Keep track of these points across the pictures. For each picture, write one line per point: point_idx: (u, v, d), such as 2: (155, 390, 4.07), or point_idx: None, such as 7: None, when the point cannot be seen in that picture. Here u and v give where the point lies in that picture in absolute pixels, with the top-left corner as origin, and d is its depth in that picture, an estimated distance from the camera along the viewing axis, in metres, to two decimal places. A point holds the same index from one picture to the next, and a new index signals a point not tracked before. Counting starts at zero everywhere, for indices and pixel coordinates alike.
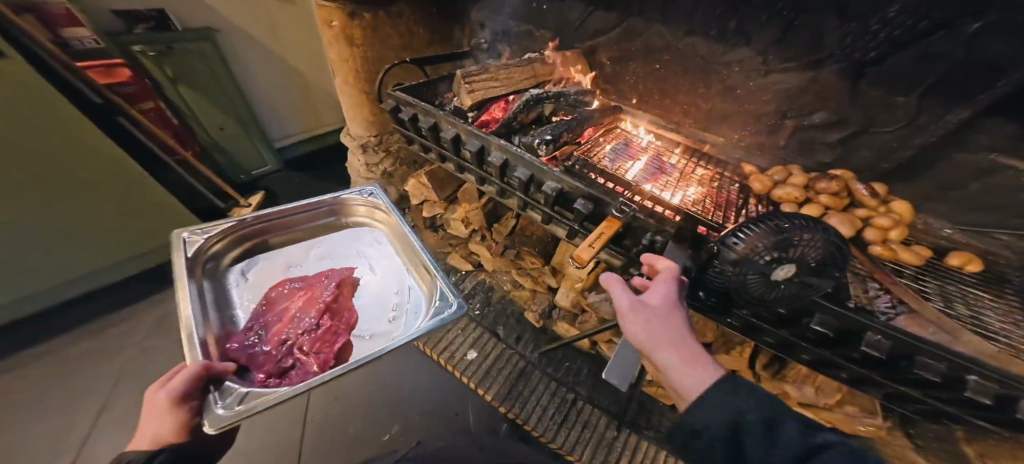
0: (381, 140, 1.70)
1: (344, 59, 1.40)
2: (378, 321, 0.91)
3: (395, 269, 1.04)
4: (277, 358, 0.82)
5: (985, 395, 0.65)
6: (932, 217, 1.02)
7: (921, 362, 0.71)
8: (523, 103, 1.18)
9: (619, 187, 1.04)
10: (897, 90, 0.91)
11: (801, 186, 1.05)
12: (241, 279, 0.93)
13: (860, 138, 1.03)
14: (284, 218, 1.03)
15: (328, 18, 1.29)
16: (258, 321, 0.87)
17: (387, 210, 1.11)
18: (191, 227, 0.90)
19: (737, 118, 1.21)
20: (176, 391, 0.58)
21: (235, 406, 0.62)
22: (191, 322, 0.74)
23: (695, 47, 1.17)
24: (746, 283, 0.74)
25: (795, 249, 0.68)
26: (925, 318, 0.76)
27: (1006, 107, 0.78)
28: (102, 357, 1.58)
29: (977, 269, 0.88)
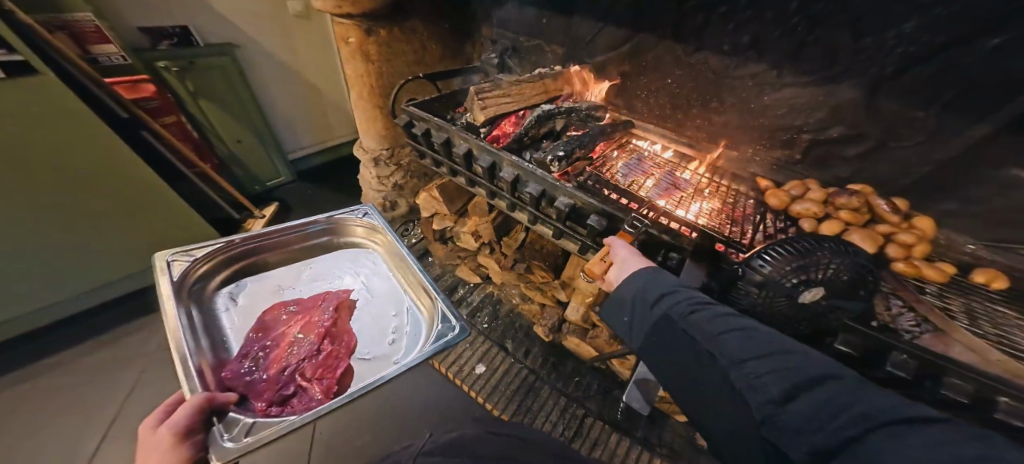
0: (392, 153, 1.75)
1: (360, 74, 1.47)
2: (378, 344, 0.99)
3: (392, 289, 1.12)
4: (279, 385, 0.87)
5: (1018, 418, 0.62)
6: (954, 232, 0.96)
7: (948, 382, 0.70)
8: (535, 119, 1.20)
9: (632, 202, 1.01)
10: (917, 104, 0.87)
11: (819, 201, 0.99)
12: (232, 306, 0.98)
13: (878, 153, 0.98)
14: (275, 240, 1.09)
15: (345, 34, 1.36)
16: (251, 348, 0.92)
17: (384, 232, 1.18)
18: (175, 250, 0.95)
19: (751, 133, 1.18)
20: (180, 424, 0.63)
21: (240, 439, 0.68)
22: (182, 348, 0.79)
23: (707, 63, 1.16)
24: (770, 308, 0.70)
25: (826, 271, 0.65)
26: (950, 338, 0.73)
27: None
28: (121, 365, 1.68)
29: (1002, 287, 0.84)
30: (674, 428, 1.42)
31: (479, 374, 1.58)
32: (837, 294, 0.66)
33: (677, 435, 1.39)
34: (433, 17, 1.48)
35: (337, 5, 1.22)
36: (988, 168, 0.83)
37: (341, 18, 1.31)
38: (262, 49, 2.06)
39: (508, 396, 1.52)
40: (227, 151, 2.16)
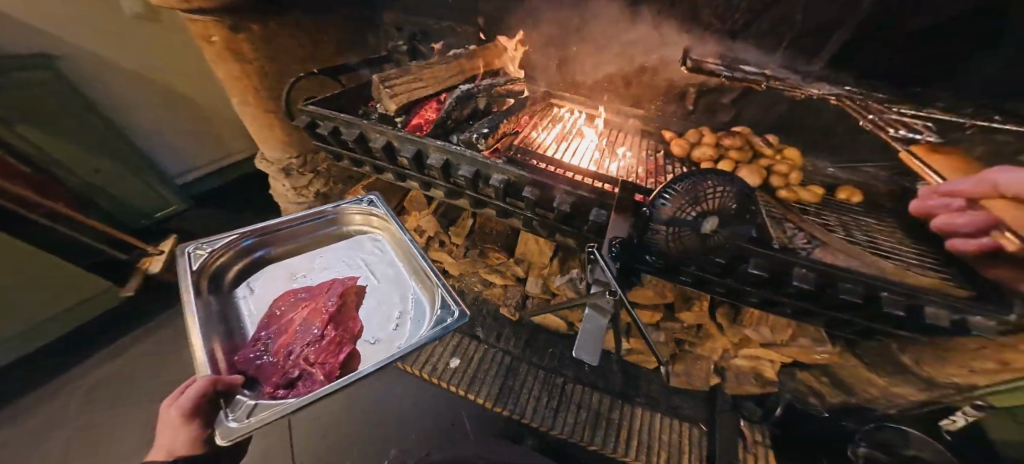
0: (305, 160, 1.57)
1: (236, 76, 1.21)
2: (383, 328, 0.89)
3: (399, 276, 1.02)
4: (286, 369, 0.77)
5: (898, 308, 0.80)
6: (817, 159, 1.19)
7: (800, 275, 0.85)
8: (454, 101, 1.14)
9: (563, 170, 1.06)
10: (766, 49, 1.05)
11: (713, 144, 1.13)
12: (247, 293, 0.91)
13: (746, 97, 1.15)
14: (286, 230, 1.03)
15: (206, 32, 1.09)
16: (264, 333, 0.84)
17: (385, 217, 1.10)
18: (196, 240, 0.91)
19: (652, 92, 1.28)
20: (187, 407, 0.60)
21: (244, 419, 0.62)
22: (196, 331, 0.74)
23: (604, 28, 1.22)
24: (681, 241, 0.74)
25: (715, 198, 0.71)
26: (835, 248, 0.92)
27: (840, 59, 0.98)
28: (23, 447, 1.38)
29: (860, 199, 1.06)
30: (648, 379, 1.58)
31: (455, 368, 1.58)
32: (725, 218, 0.71)
33: (650, 384, 1.57)
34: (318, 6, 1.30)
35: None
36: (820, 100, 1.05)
37: (193, 13, 1.03)
38: (81, 52, 1.40)
39: (487, 382, 1.55)
40: (79, 182, 1.56)
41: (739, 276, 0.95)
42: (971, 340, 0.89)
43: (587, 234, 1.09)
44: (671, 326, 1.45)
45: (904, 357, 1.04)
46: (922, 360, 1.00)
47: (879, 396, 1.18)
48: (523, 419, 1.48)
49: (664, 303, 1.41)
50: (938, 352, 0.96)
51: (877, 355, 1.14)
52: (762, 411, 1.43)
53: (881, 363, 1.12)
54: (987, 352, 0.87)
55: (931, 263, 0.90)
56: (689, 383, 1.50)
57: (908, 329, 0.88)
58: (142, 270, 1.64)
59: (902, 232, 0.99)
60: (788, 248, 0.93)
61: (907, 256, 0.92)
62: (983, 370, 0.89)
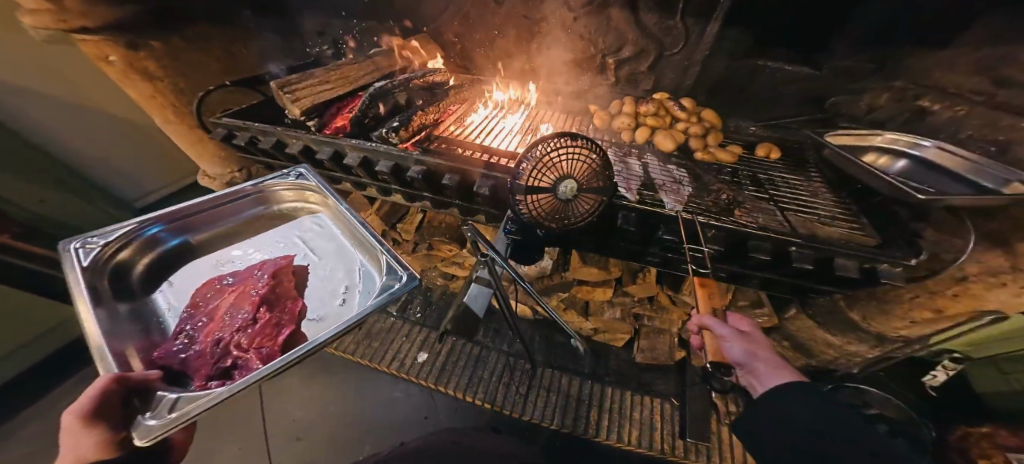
0: (247, 173, 1.56)
1: (148, 95, 1.21)
2: (327, 304, 0.79)
3: (341, 248, 0.91)
4: (215, 359, 0.67)
5: (807, 262, 0.82)
6: (740, 120, 1.21)
7: (710, 237, 0.86)
8: (367, 99, 1.13)
9: (487, 155, 1.06)
10: (667, 14, 1.05)
11: (632, 113, 1.13)
12: (164, 286, 0.79)
13: (660, 63, 1.16)
14: (201, 215, 0.89)
15: (101, 53, 1.07)
16: (185, 325, 0.72)
17: (319, 189, 0.97)
18: (81, 235, 0.74)
19: (575, 68, 1.28)
20: (86, 409, 0.48)
21: (165, 415, 0.49)
22: (97, 335, 0.62)
23: (515, 8, 1.22)
24: (542, 209, 0.64)
25: (564, 160, 0.61)
26: (746, 205, 0.93)
27: (734, 17, 0.99)
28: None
29: (778, 155, 1.08)
30: (616, 355, 1.59)
31: (422, 362, 1.59)
32: (585, 181, 0.64)
33: (619, 361, 1.57)
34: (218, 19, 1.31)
35: (57, 18, 0.95)
36: (732, 59, 1.08)
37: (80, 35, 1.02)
38: (8, 85, 1.33)
39: (456, 372, 1.56)
40: (27, 214, 1.51)
41: (657, 244, 0.95)
42: (905, 290, 0.87)
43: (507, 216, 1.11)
44: (623, 300, 1.46)
45: (851, 313, 1.03)
46: (869, 315, 0.99)
47: (839, 356, 1.17)
48: (494, 406, 1.48)
49: (612, 279, 1.40)
50: (881, 307, 0.95)
51: (828, 314, 1.09)
52: None
53: (832, 322, 1.09)
54: (921, 300, 0.86)
55: (845, 214, 0.92)
56: (654, 359, 1.47)
57: (833, 284, 0.90)
58: None
59: (829, 186, 1.01)
60: (710, 209, 0.90)
61: (827, 210, 0.94)
62: (920, 318, 0.89)
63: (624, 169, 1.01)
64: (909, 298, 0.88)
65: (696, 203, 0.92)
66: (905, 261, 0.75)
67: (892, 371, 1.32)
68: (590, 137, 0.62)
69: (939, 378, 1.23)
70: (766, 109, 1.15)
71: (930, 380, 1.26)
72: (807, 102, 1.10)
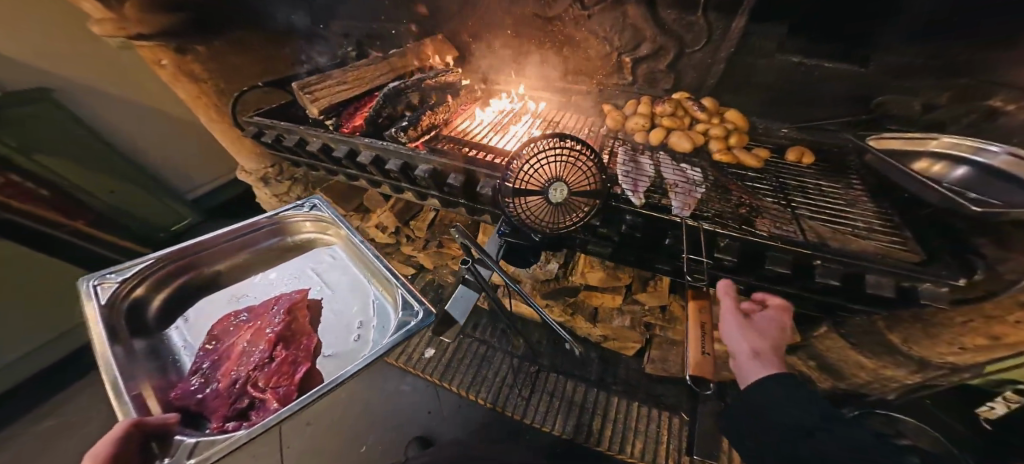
0: (280, 169, 1.66)
1: (195, 95, 1.33)
2: (343, 340, 0.86)
3: (355, 281, 0.97)
4: (231, 399, 0.74)
5: (833, 277, 0.76)
6: (771, 121, 1.11)
7: (724, 247, 0.82)
8: (382, 99, 1.17)
9: (493, 157, 1.05)
10: (687, 9, 0.98)
11: (646, 114, 1.08)
12: (179, 322, 0.86)
13: (681, 61, 1.10)
14: (213, 248, 0.93)
15: (156, 57, 1.19)
16: (201, 364, 0.80)
17: (334, 222, 1.02)
18: (98, 272, 0.79)
19: (589, 67, 1.25)
20: (105, 453, 0.51)
21: (184, 460, 0.56)
22: (113, 370, 0.66)
23: (527, 7, 1.21)
24: (531, 212, 0.62)
25: (553, 160, 0.60)
26: (768, 213, 0.85)
27: (765, 9, 0.89)
28: (70, 427, 1.53)
29: (812, 160, 0.99)
30: (625, 363, 1.55)
31: (429, 358, 1.63)
32: (578, 185, 0.62)
33: (629, 371, 1.53)
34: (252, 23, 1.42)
35: (118, 27, 1.05)
36: (763, 57, 0.99)
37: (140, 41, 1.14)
38: (79, 85, 1.51)
39: (461, 370, 1.58)
40: (98, 203, 1.70)
41: (666, 252, 0.91)
42: (956, 313, 0.76)
43: None
44: (633, 308, 1.40)
45: (889, 335, 0.92)
46: (911, 339, 0.87)
47: (872, 381, 1.06)
48: (495, 407, 1.48)
49: (622, 286, 1.34)
50: (927, 331, 0.83)
51: (863, 334, 1.01)
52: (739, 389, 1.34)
53: (868, 342, 0.99)
54: (975, 326, 0.75)
55: (885, 227, 0.82)
56: (663, 369, 1.42)
57: (866, 303, 0.82)
58: None
59: (871, 196, 0.90)
60: (725, 216, 0.83)
61: (867, 222, 0.84)
62: (977, 348, 0.78)
63: (633, 168, 0.94)
64: (960, 322, 0.76)
65: (709, 209, 0.85)
66: (952, 281, 0.66)
67: (938, 399, 1.19)
68: (578, 138, 0.60)
69: (998, 411, 1.07)
70: (808, 107, 1.03)
71: (986, 412, 1.11)
72: (857, 97, 0.95)
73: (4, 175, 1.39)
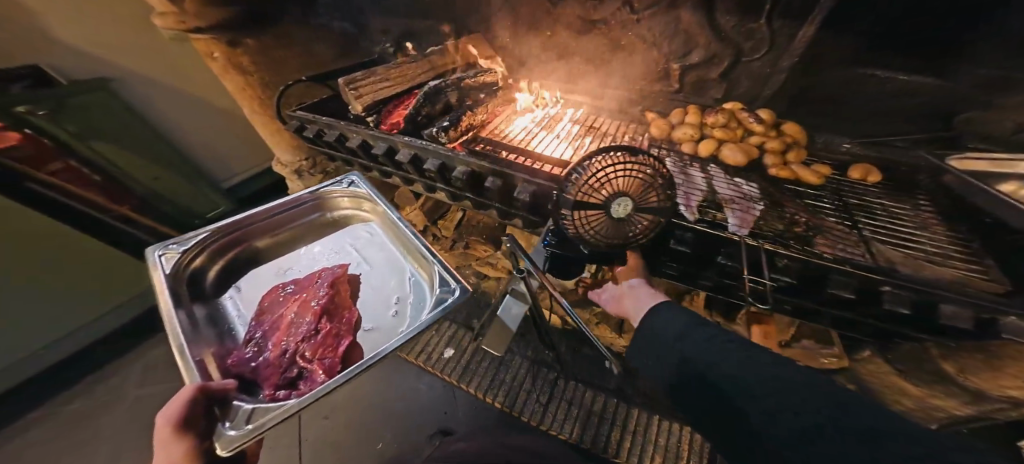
0: (314, 163, 1.67)
1: (241, 87, 1.36)
2: (383, 315, 0.85)
3: (392, 258, 0.97)
4: (282, 368, 0.72)
5: (903, 306, 0.69)
6: (833, 135, 1.05)
7: (782, 267, 0.78)
8: (422, 97, 1.16)
9: (536, 162, 1.02)
10: (750, 16, 0.93)
11: (695, 124, 1.03)
12: (233, 291, 0.87)
13: (736, 69, 1.04)
14: (262, 222, 0.95)
15: (209, 50, 1.23)
16: (253, 333, 0.79)
17: (371, 199, 1.02)
18: (163, 242, 0.83)
19: (633, 71, 1.20)
20: (177, 415, 0.54)
21: (242, 426, 0.56)
22: (179, 336, 0.68)
23: (571, 9, 1.17)
24: (592, 228, 0.60)
25: (617, 176, 0.56)
26: (827, 231, 0.81)
27: (841, 19, 0.83)
28: (106, 406, 1.56)
29: (878, 179, 0.91)
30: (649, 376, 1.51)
31: (448, 358, 1.60)
32: (642, 201, 0.59)
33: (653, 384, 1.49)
34: (299, 18, 1.43)
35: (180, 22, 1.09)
36: (827, 69, 0.94)
37: (196, 34, 1.18)
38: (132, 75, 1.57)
39: (480, 373, 1.55)
40: (142, 189, 1.76)
41: (715, 268, 0.86)
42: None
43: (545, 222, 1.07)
44: None
45: (945, 364, 0.85)
46: (969, 370, 0.82)
47: (918, 410, 1.01)
48: (512, 411, 1.45)
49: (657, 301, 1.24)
50: (989, 363, 0.78)
51: (914, 361, 0.93)
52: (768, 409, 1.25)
53: (918, 370, 0.93)
54: None
55: (961, 253, 0.75)
56: None
57: (934, 334, 0.74)
58: None
59: (944, 219, 0.82)
60: (783, 237, 0.79)
61: (935, 245, 0.78)
62: None
63: (684, 181, 0.91)
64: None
65: (765, 228, 0.80)
66: None
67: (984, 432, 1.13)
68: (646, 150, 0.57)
69: None
70: (870, 121, 0.97)
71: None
72: (931, 115, 0.88)
73: (63, 160, 1.45)
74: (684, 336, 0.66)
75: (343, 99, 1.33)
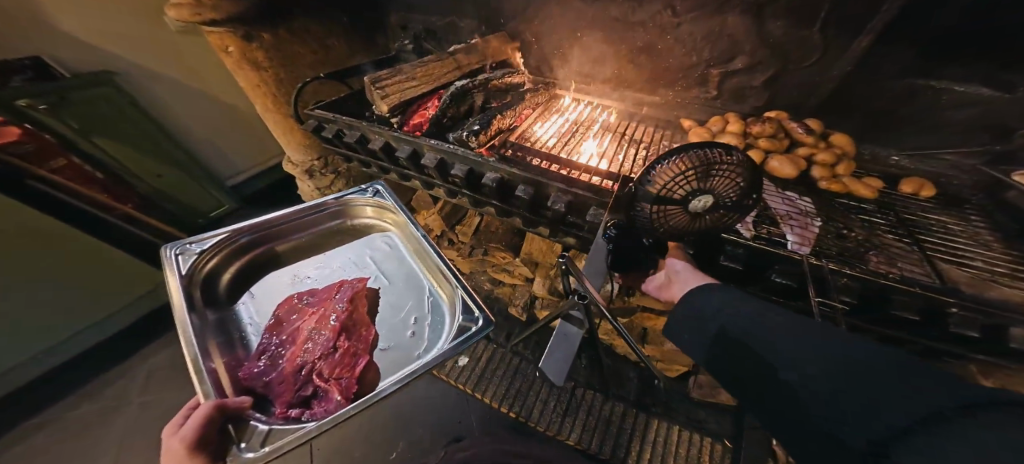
0: (326, 163, 1.61)
1: (255, 84, 1.29)
2: (399, 335, 0.77)
3: (411, 274, 0.89)
4: (297, 386, 0.68)
5: (973, 329, 0.65)
6: (879, 147, 1.01)
7: (842, 286, 0.73)
8: (450, 97, 1.10)
9: (571, 170, 0.97)
10: (803, 23, 0.90)
11: (738, 133, 0.99)
12: (247, 297, 0.80)
13: (782, 78, 1.01)
14: (283, 225, 0.89)
15: (222, 44, 1.15)
16: (269, 343, 0.73)
17: (396, 210, 0.94)
18: (181, 241, 0.79)
19: (668, 74, 1.16)
20: (191, 435, 0.48)
21: (259, 448, 0.52)
22: (193, 345, 0.64)
23: (606, 9, 1.13)
24: (666, 220, 0.64)
25: (716, 174, 0.58)
26: (887, 249, 0.76)
27: (901, 29, 0.81)
28: (105, 415, 1.48)
29: (932, 194, 0.87)
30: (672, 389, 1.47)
31: (462, 367, 1.49)
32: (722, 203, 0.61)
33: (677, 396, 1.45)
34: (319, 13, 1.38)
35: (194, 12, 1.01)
36: (876, 78, 0.90)
37: (211, 27, 1.11)
38: (142, 70, 1.52)
39: (494, 382, 1.45)
40: (144, 187, 1.69)
41: (762, 285, 0.81)
42: None
43: (580, 233, 1.02)
44: None
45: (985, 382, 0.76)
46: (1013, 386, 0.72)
47: None
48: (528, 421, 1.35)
49: None
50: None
51: None
52: None
53: None
54: None
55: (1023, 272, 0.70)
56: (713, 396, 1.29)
57: (993, 354, 0.67)
58: None
59: (1001, 236, 0.77)
60: (845, 257, 0.74)
61: (990, 262, 0.72)
62: None
63: None
64: None
65: (828, 247, 0.76)
66: None
67: None
68: (743, 153, 0.57)
69: None
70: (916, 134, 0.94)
71: None
72: (989, 129, 0.82)
73: (65, 156, 1.40)
74: (726, 318, 0.55)
75: (364, 99, 1.28)
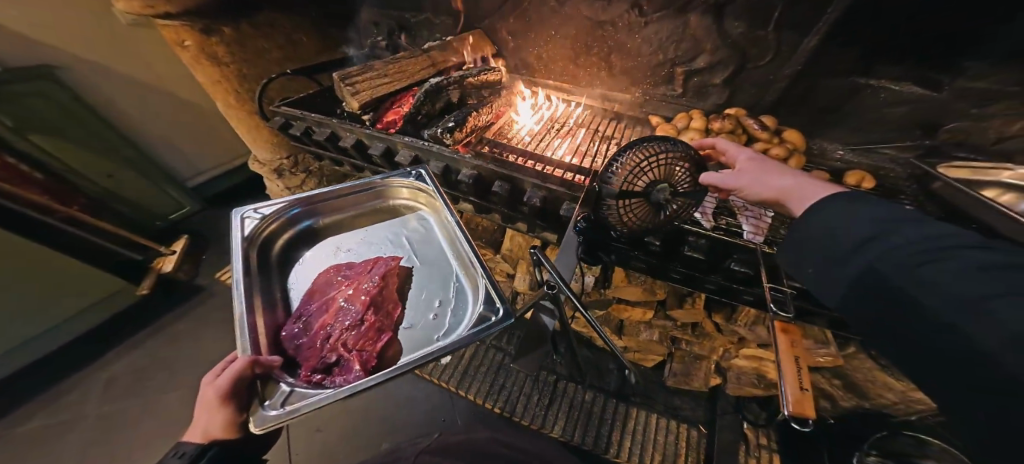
0: (295, 161, 1.56)
1: (215, 80, 1.24)
2: (421, 314, 0.74)
3: (441, 258, 0.83)
4: (323, 353, 0.65)
5: None
6: (827, 142, 1.09)
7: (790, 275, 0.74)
8: (423, 94, 1.10)
9: (546, 165, 0.99)
10: (756, 24, 0.96)
11: (701, 129, 1.05)
12: (297, 264, 0.80)
13: (740, 76, 1.07)
14: (328, 202, 0.85)
15: (178, 37, 1.11)
16: (306, 309, 0.72)
17: (435, 195, 0.87)
18: (250, 205, 0.79)
19: (637, 72, 1.21)
20: (224, 388, 0.50)
21: (281, 407, 0.50)
22: (240, 299, 0.63)
23: (578, 9, 1.16)
24: (633, 213, 0.67)
25: (665, 165, 0.62)
26: None
27: (841, 32, 0.88)
28: (53, 432, 1.37)
29: (872, 185, 0.93)
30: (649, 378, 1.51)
31: (445, 364, 1.49)
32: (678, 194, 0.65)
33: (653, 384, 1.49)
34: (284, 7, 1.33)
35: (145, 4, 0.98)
36: (826, 77, 0.97)
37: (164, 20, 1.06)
38: (87, 62, 1.42)
39: (478, 378, 1.45)
40: (93, 188, 1.58)
41: (724, 273, 0.85)
42: None
43: (555, 226, 1.04)
44: (664, 325, 1.28)
45: None
46: None
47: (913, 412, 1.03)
48: (512, 416, 1.36)
49: (656, 301, 1.25)
50: None
51: None
52: (768, 414, 1.21)
53: None
54: None
55: None
56: (687, 384, 1.30)
57: None
58: (156, 269, 1.72)
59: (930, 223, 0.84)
60: None
61: None
62: None
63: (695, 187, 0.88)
64: None
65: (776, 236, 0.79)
66: None
67: None
68: (684, 142, 0.61)
69: None
70: (858, 130, 1.02)
71: None
72: (921, 125, 0.91)
73: None
74: (877, 255, 0.35)
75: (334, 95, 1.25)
